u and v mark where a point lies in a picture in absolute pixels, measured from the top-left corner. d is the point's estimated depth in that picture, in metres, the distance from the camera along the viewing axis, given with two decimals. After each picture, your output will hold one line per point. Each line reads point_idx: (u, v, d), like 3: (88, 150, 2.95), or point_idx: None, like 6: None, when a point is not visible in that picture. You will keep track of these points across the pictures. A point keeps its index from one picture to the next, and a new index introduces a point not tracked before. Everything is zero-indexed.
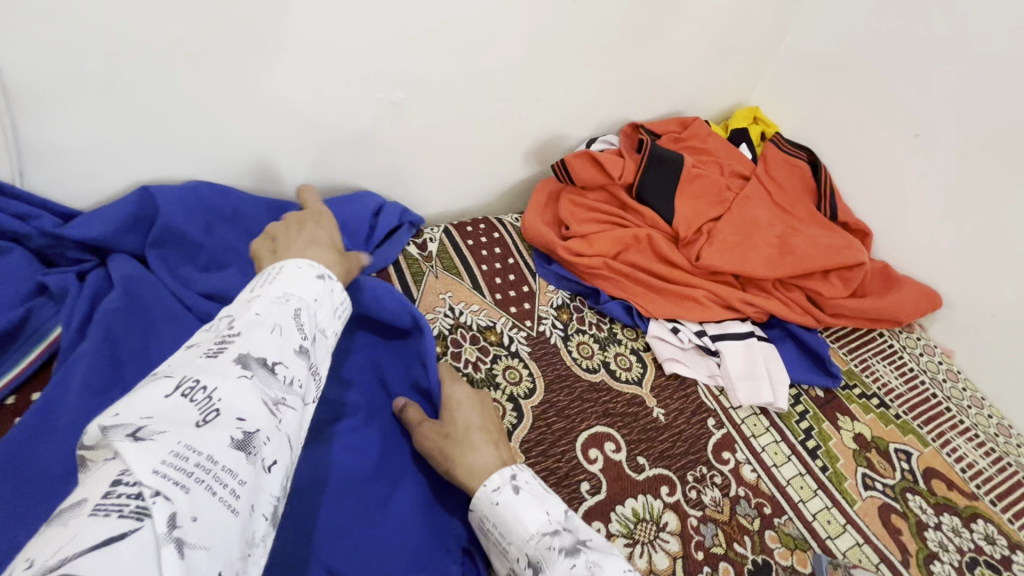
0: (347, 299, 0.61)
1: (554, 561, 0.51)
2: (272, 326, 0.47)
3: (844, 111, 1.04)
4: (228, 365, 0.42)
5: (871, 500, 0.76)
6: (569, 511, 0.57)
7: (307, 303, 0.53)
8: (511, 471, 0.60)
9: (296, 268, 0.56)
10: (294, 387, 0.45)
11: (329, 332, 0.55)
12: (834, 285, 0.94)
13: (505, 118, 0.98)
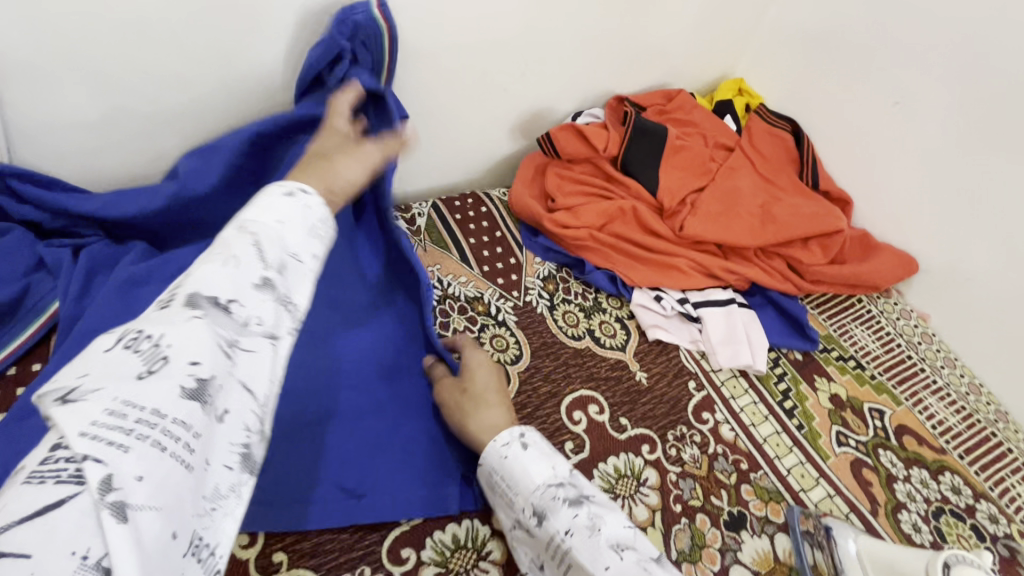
0: (330, 215, 0.54)
1: (558, 510, 0.56)
2: (230, 258, 0.45)
3: (828, 80, 1.05)
4: (178, 309, 0.41)
5: (844, 456, 0.79)
6: (574, 468, 0.61)
7: (271, 231, 0.48)
8: (520, 427, 0.63)
9: (265, 191, 0.51)
10: (255, 323, 0.44)
11: (307, 255, 0.50)
12: (814, 253, 0.96)
13: (490, 93, 0.99)
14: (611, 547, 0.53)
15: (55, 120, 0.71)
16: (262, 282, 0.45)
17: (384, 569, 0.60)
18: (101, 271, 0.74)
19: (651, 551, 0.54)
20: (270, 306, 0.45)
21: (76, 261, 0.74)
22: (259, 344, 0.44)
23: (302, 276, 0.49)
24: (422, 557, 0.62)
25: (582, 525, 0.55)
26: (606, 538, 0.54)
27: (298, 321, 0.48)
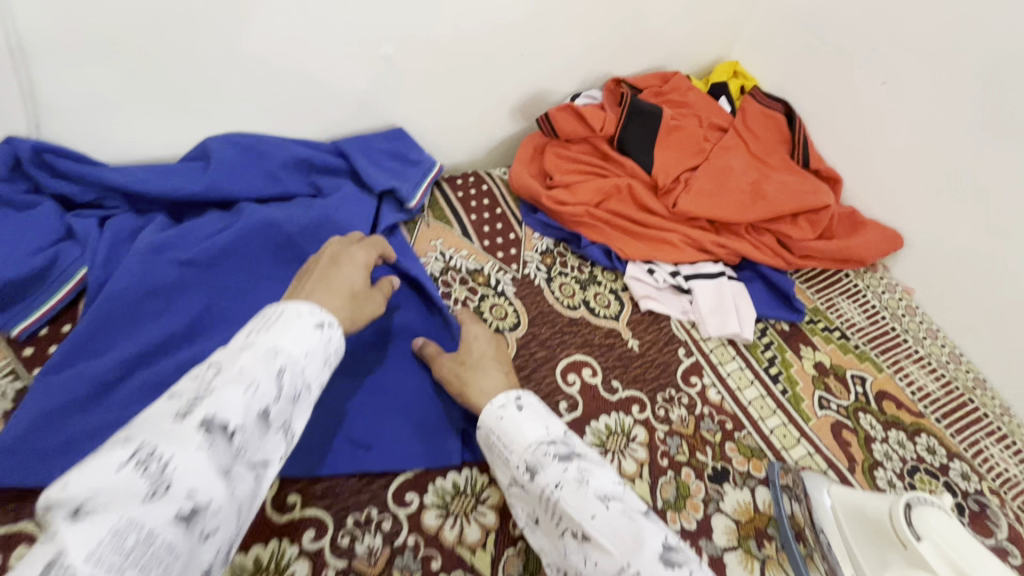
0: (343, 346, 0.58)
1: (549, 466, 0.58)
2: (250, 384, 0.46)
3: (820, 61, 1.08)
4: (189, 431, 0.42)
5: (825, 418, 0.84)
6: (568, 430, 0.63)
7: (296, 360, 0.51)
8: (516, 392, 0.66)
9: (299, 317, 0.53)
10: (248, 452, 0.46)
11: (316, 387, 0.53)
12: (803, 229, 1.00)
13: (491, 74, 1.03)
14: (599, 497, 0.54)
15: (83, 96, 0.76)
16: (266, 413, 0.47)
17: (389, 509, 0.65)
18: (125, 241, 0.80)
19: (639, 506, 0.55)
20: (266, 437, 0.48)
21: (103, 230, 0.79)
22: (247, 472, 0.46)
23: (304, 402, 0.53)
24: (424, 501, 0.66)
25: (571, 478, 0.56)
26: (594, 489, 0.55)
27: (283, 449, 0.50)
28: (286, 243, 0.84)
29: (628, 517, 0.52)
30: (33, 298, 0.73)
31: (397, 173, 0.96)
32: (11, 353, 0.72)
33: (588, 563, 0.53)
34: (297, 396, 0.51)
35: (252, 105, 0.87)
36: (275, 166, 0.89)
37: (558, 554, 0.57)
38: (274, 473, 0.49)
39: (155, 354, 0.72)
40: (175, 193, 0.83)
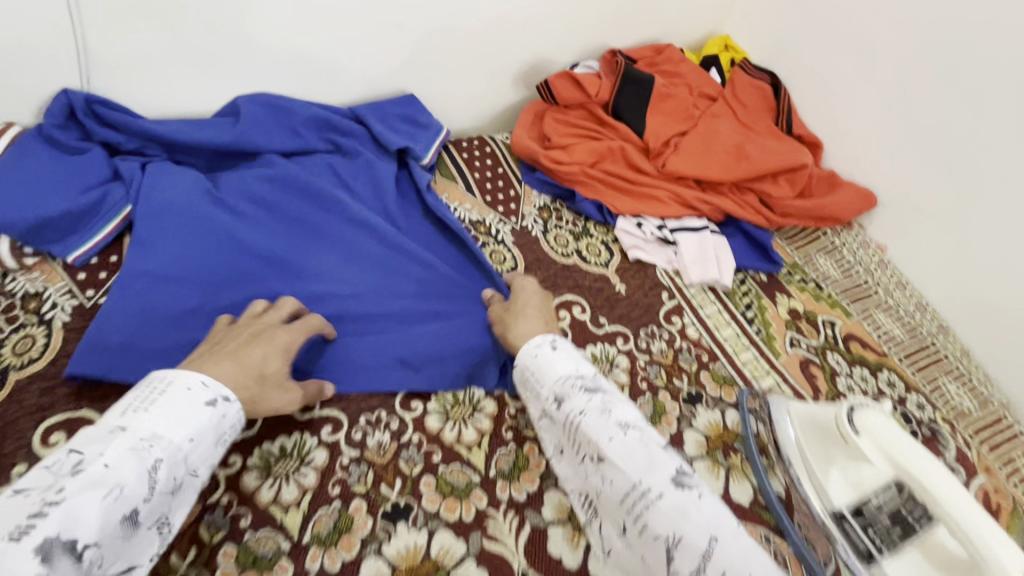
0: (241, 420, 0.62)
1: (575, 396, 0.65)
2: (112, 488, 0.49)
3: (805, 33, 1.15)
4: (27, 557, 0.42)
5: (795, 355, 0.91)
6: (597, 372, 0.70)
7: (174, 449, 0.54)
8: (551, 336, 0.73)
9: (189, 394, 0.57)
10: (103, 563, 0.48)
11: (203, 467, 0.57)
12: (782, 187, 1.07)
13: (495, 42, 1.11)
14: (619, 425, 0.62)
15: (128, 52, 0.85)
16: (132, 515, 0.50)
17: (397, 413, 0.74)
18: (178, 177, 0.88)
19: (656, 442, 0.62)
20: (124, 542, 0.50)
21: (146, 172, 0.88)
22: None
23: (184, 490, 0.56)
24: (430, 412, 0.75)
25: (594, 407, 0.64)
26: (615, 419, 0.63)
27: (153, 546, 0.53)
28: (322, 191, 0.92)
29: (643, 445, 0.60)
30: (85, 230, 0.83)
31: (414, 134, 1.04)
32: (66, 277, 0.80)
33: (605, 481, 0.61)
34: (176, 485, 0.55)
35: (276, 66, 0.96)
36: (297, 122, 0.98)
37: (579, 478, 0.65)
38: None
39: (210, 284, 0.80)
40: (235, 138, 0.92)
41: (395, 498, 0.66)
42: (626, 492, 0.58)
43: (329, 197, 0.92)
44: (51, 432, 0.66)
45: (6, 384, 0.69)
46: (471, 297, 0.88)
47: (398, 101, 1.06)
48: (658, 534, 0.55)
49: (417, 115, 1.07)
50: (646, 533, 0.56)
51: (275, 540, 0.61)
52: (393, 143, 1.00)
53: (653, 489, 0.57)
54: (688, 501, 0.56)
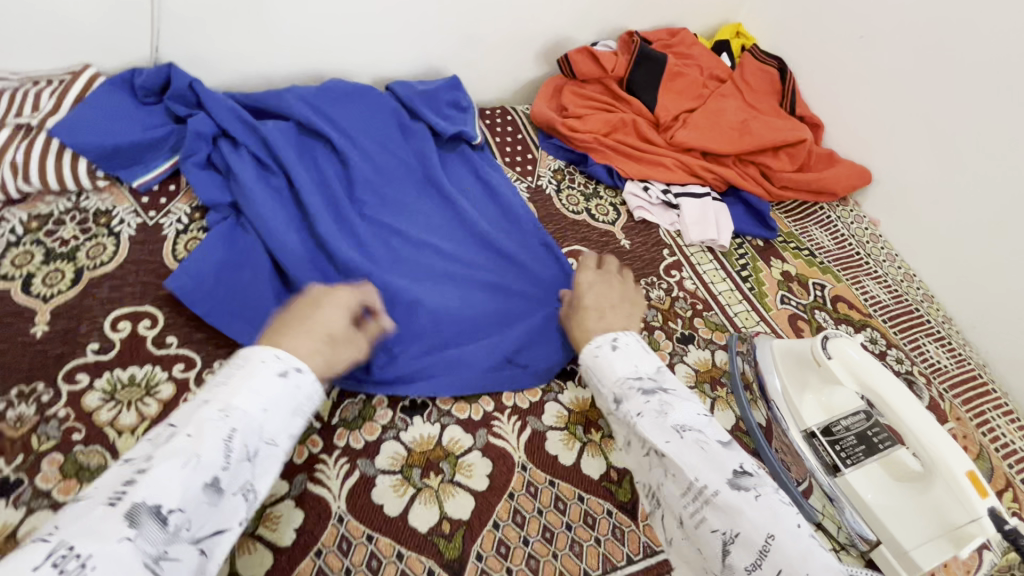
0: (319, 391, 0.57)
1: (633, 398, 0.63)
2: (190, 455, 0.46)
3: (812, 23, 1.23)
4: (115, 523, 0.41)
5: (784, 310, 0.98)
6: (660, 367, 0.67)
7: (250, 416, 0.51)
8: (612, 334, 0.71)
9: (264, 361, 0.54)
10: (191, 529, 0.45)
11: (283, 438, 0.53)
12: (782, 161, 1.16)
13: (521, 17, 1.20)
14: (676, 428, 0.59)
15: (194, 5, 0.96)
16: (214, 483, 0.46)
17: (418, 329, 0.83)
18: (273, 166, 0.95)
19: (718, 437, 0.59)
20: (210, 512, 0.46)
21: (241, 155, 0.94)
22: (186, 551, 0.44)
23: (266, 461, 0.52)
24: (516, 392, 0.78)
25: (652, 408, 0.61)
26: (673, 420, 0.60)
27: (241, 515, 0.49)
28: (413, 201, 1.00)
29: (700, 447, 0.57)
30: (150, 161, 0.93)
31: (459, 115, 1.13)
32: (132, 200, 0.91)
33: (668, 476, 0.58)
34: (256, 454, 0.51)
35: (323, 27, 1.07)
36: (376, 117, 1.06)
37: (645, 471, 0.63)
38: (228, 546, 0.48)
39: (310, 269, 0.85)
40: (326, 133, 1.00)
41: (412, 396, 0.75)
42: (685, 488, 0.56)
43: (421, 191, 1.02)
44: (121, 319, 0.76)
45: (81, 281, 0.80)
46: (548, 287, 0.93)
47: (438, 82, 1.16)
48: (716, 527, 0.53)
49: (460, 96, 1.15)
50: (702, 527, 0.54)
51: (307, 420, 0.70)
52: (448, 131, 1.09)
53: (710, 488, 0.54)
54: (740, 501, 0.52)
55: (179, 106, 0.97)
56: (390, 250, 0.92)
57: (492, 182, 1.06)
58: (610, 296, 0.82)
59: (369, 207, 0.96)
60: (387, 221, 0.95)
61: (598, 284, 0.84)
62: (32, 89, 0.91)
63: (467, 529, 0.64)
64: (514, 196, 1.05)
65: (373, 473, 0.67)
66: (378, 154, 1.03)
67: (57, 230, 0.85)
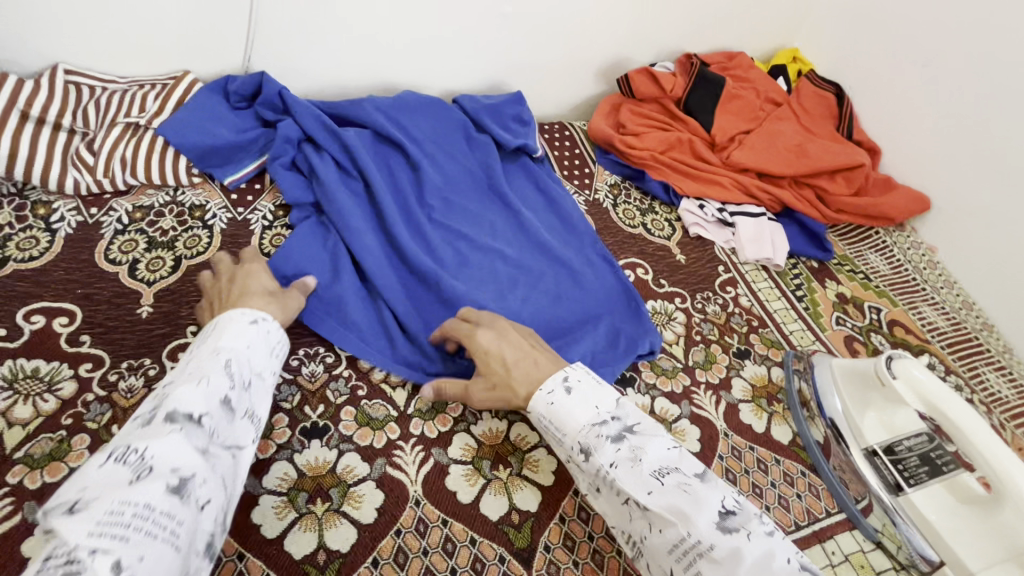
0: (283, 336, 0.70)
1: (602, 447, 0.59)
2: (202, 378, 0.57)
3: (871, 50, 1.26)
4: (159, 425, 0.51)
5: (840, 331, 0.99)
6: (618, 401, 0.64)
7: (239, 351, 0.62)
8: (562, 373, 0.66)
9: (233, 318, 0.66)
10: (220, 435, 0.55)
11: (267, 372, 0.65)
12: (838, 184, 1.17)
13: (584, 37, 1.25)
14: (654, 473, 0.56)
15: (287, 19, 1.04)
16: (227, 400, 0.57)
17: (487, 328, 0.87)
18: (353, 169, 1.01)
19: (694, 469, 0.58)
20: (230, 422, 0.57)
21: (324, 159, 1.00)
22: (222, 452, 0.55)
23: (258, 391, 0.63)
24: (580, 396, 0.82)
25: (624, 457, 0.58)
26: (649, 465, 0.57)
27: (251, 434, 0.60)
28: (478, 206, 1.05)
29: (683, 490, 0.55)
30: (240, 161, 1.01)
31: (520, 129, 1.17)
32: (223, 196, 0.98)
33: (652, 529, 0.55)
34: (250, 383, 0.62)
35: (400, 42, 1.13)
36: (445, 127, 1.12)
37: (622, 519, 0.59)
38: (248, 456, 0.59)
39: (386, 267, 0.90)
40: (400, 140, 1.05)
41: None
42: (676, 542, 0.53)
43: (484, 199, 1.06)
44: None
45: (180, 268, 0.87)
46: (606, 294, 0.96)
47: (503, 98, 1.20)
48: None
49: (523, 112, 1.19)
50: None
51: (385, 408, 0.75)
52: (511, 142, 1.13)
53: (704, 540, 0.51)
54: (735, 548, 0.50)
55: (268, 112, 1.04)
56: (457, 252, 0.96)
57: (551, 192, 1.11)
58: (522, 344, 0.72)
59: (436, 211, 1.01)
60: (454, 224, 1.00)
61: (503, 340, 0.72)
62: (140, 92, 0.99)
63: (536, 521, 0.67)
64: (573, 207, 1.09)
65: (447, 462, 0.71)
66: (446, 162, 1.09)
67: (158, 221, 0.92)
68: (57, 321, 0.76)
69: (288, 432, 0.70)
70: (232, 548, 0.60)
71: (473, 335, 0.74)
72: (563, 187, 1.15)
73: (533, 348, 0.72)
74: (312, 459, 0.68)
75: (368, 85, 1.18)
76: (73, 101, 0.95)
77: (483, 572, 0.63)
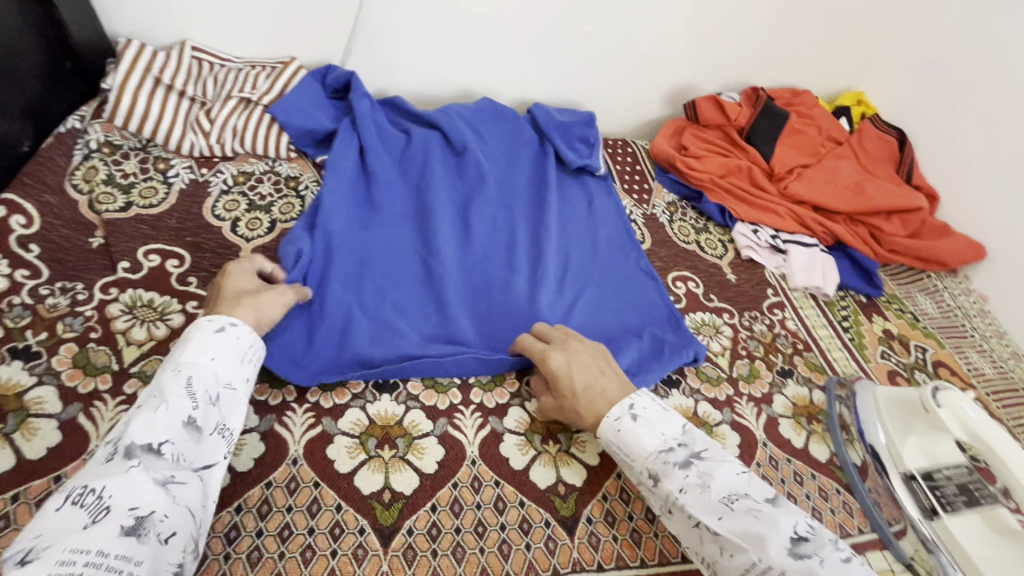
0: (257, 338, 0.67)
1: (672, 473, 0.63)
2: (161, 404, 0.55)
3: (938, 99, 1.28)
4: (119, 462, 0.50)
5: (884, 364, 1.01)
6: (684, 426, 0.67)
7: (203, 368, 0.60)
8: (628, 400, 0.69)
9: (199, 327, 0.63)
10: (186, 459, 0.54)
11: (238, 380, 0.63)
12: (894, 226, 1.20)
13: (657, 61, 1.31)
14: (724, 500, 0.60)
15: (386, 19, 1.12)
16: (191, 423, 0.56)
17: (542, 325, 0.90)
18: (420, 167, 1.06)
19: (761, 494, 0.61)
20: (196, 443, 0.56)
21: (394, 155, 1.06)
22: (189, 477, 0.54)
23: (229, 404, 0.61)
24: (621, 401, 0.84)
25: (693, 484, 0.62)
26: (718, 491, 0.61)
27: (223, 449, 0.59)
28: (530, 214, 1.07)
29: (753, 515, 0.58)
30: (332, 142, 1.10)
31: (585, 150, 1.20)
32: (314, 171, 1.08)
33: (723, 552, 0.59)
34: (217, 399, 0.60)
35: (486, 50, 1.22)
36: (512, 140, 1.17)
37: (693, 541, 0.62)
38: (218, 473, 0.57)
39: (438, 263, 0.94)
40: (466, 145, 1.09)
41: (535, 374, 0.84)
42: (749, 566, 0.56)
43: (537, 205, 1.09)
44: None
45: (275, 230, 0.96)
46: (648, 307, 1.00)
47: (573, 117, 1.25)
48: None
49: (592, 134, 1.23)
50: None
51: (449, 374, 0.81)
52: (575, 163, 1.16)
53: (777, 566, 0.54)
54: (807, 572, 0.54)
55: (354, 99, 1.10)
56: (513, 261, 0.97)
57: (602, 206, 1.15)
58: (591, 366, 0.74)
59: (492, 216, 1.04)
60: (504, 230, 1.02)
61: (572, 362, 0.73)
62: (253, 71, 1.09)
63: (579, 495, 0.72)
64: (623, 220, 1.13)
65: (502, 431, 0.76)
66: (508, 170, 1.13)
67: (258, 187, 1.02)
68: (169, 262, 0.86)
69: (362, 383, 0.77)
70: (310, 476, 0.67)
71: (546, 356, 0.74)
72: (621, 199, 1.20)
73: (601, 374, 0.73)
74: (382, 410, 0.75)
75: (451, 87, 1.28)
76: (196, 74, 1.05)
77: (530, 533, 0.67)
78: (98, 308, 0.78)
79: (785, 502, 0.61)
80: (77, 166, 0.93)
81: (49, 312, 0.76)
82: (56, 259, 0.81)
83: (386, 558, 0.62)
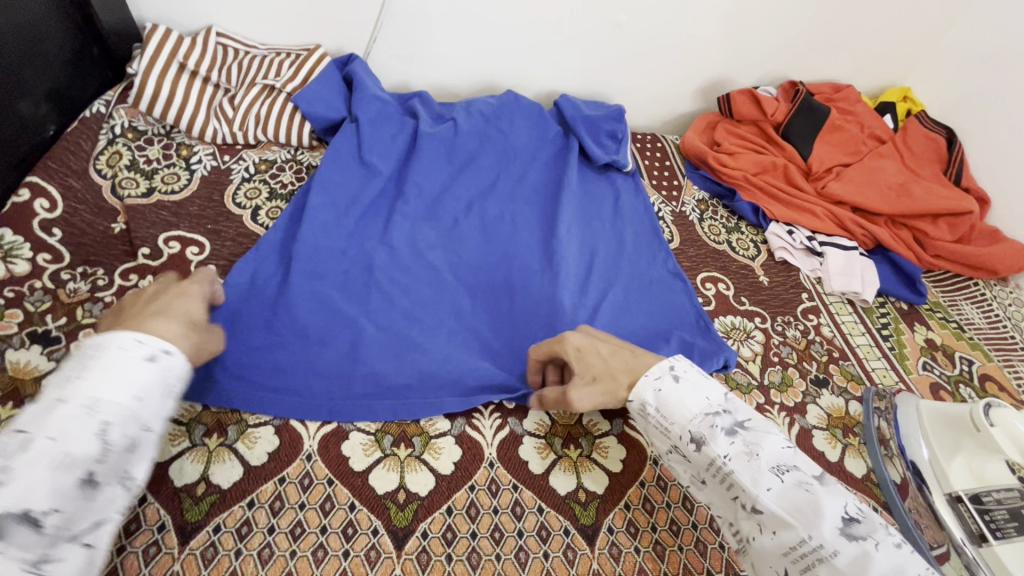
0: (187, 369, 0.59)
1: (717, 438, 0.57)
2: (56, 457, 0.46)
3: (992, 98, 1.21)
4: None
5: (926, 376, 0.96)
6: (727, 394, 0.61)
7: (120, 407, 0.51)
8: (669, 361, 0.64)
9: (124, 350, 0.54)
10: (76, 528, 0.46)
11: (158, 423, 0.54)
12: (941, 230, 1.14)
13: (692, 54, 1.26)
14: (774, 470, 0.55)
15: (413, 7, 1.09)
16: (92, 482, 0.48)
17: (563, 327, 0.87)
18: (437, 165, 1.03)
19: (810, 471, 0.56)
20: (94, 505, 0.48)
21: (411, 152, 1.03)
22: (73, 551, 0.46)
23: (144, 452, 0.53)
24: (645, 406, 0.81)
25: (738, 452, 0.56)
26: (767, 461, 0.55)
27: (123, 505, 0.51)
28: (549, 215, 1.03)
29: (805, 489, 0.53)
30: None
31: (612, 144, 1.15)
32: None
33: (764, 529, 0.55)
34: (133, 446, 0.51)
35: (514, 38, 1.18)
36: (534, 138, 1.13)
37: (729, 511, 0.58)
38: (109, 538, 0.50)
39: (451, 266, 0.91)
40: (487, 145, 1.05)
41: None
42: (794, 544, 0.52)
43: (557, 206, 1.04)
44: None
45: None
46: (672, 313, 0.95)
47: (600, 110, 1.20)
48: None
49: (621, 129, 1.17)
50: None
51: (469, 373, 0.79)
52: (601, 158, 1.12)
53: (828, 545, 0.50)
54: (863, 555, 0.49)
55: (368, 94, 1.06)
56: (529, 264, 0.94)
57: (627, 204, 1.10)
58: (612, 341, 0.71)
59: (509, 218, 1.00)
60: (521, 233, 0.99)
61: (594, 338, 0.70)
62: (277, 58, 1.06)
63: (600, 502, 0.69)
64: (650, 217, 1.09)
65: (522, 433, 0.74)
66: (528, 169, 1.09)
67: (280, 175, 1.01)
68: (189, 250, 0.85)
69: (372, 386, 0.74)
70: (323, 473, 0.65)
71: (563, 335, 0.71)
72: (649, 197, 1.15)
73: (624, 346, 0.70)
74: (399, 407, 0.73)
75: (477, 77, 1.24)
76: (220, 60, 1.04)
77: (548, 540, 0.65)
78: (118, 294, 0.78)
79: (834, 482, 0.56)
80: (102, 151, 0.93)
81: (69, 297, 0.76)
82: (78, 244, 0.81)
83: (398, 562, 0.60)
